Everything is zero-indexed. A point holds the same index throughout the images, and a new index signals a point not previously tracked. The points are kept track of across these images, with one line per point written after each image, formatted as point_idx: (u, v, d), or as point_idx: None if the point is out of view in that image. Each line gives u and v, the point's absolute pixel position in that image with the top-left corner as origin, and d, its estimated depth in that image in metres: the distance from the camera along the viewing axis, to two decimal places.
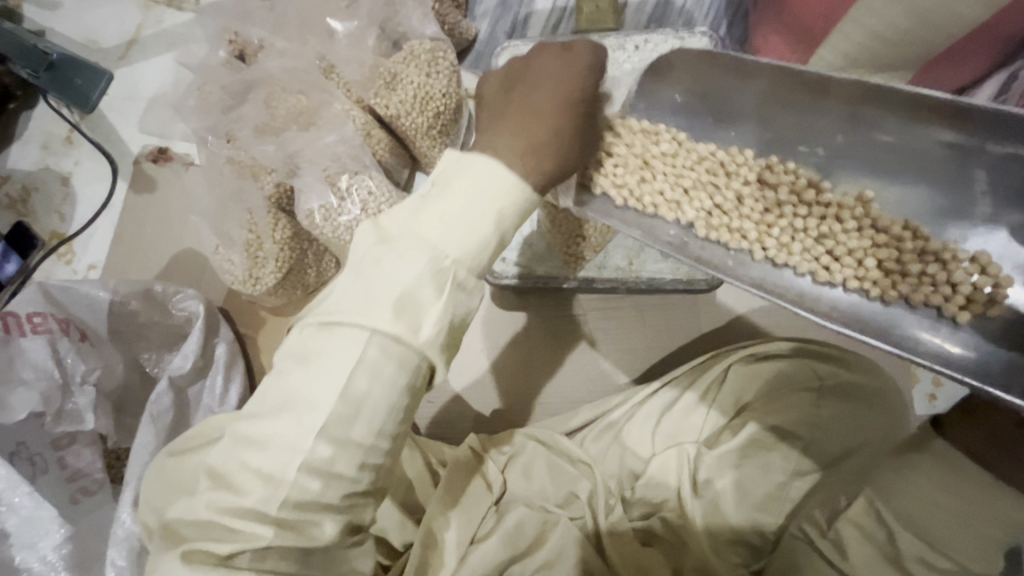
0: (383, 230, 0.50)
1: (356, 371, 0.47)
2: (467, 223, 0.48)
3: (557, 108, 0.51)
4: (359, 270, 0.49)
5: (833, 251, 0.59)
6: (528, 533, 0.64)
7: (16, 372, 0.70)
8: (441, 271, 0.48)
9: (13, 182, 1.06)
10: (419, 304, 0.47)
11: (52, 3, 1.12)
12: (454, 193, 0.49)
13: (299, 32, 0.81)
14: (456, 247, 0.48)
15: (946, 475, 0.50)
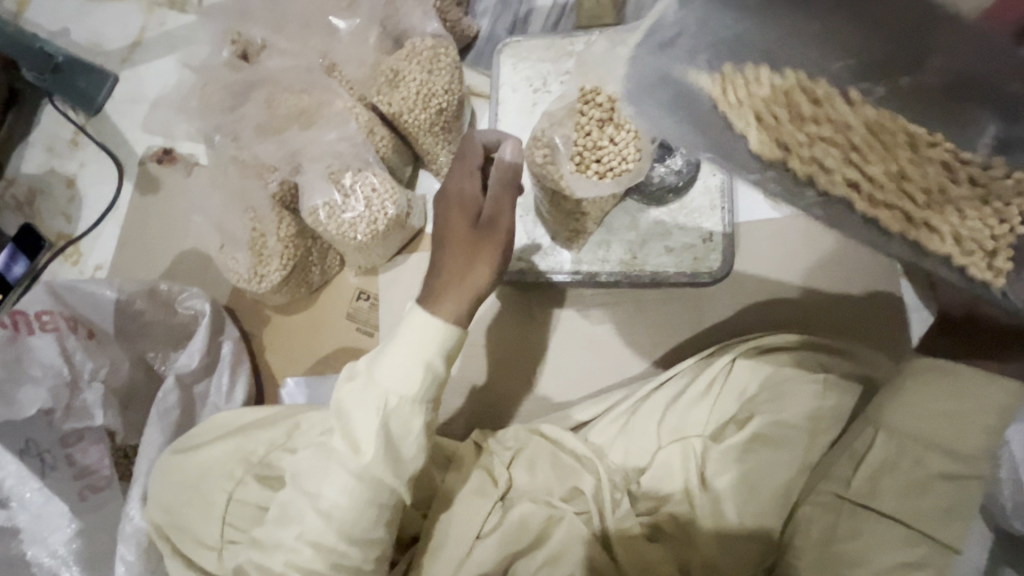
0: (353, 368, 0.59)
1: (328, 484, 0.56)
2: (403, 366, 0.56)
3: (475, 249, 0.59)
4: (336, 405, 0.58)
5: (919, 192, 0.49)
6: (532, 527, 0.64)
7: (25, 369, 0.71)
8: (394, 408, 0.55)
9: (19, 184, 1.07)
10: (363, 432, 0.56)
11: (56, 7, 1.13)
12: (399, 338, 0.57)
13: (301, 31, 0.81)
14: (403, 391, 0.55)
15: (944, 387, 0.55)
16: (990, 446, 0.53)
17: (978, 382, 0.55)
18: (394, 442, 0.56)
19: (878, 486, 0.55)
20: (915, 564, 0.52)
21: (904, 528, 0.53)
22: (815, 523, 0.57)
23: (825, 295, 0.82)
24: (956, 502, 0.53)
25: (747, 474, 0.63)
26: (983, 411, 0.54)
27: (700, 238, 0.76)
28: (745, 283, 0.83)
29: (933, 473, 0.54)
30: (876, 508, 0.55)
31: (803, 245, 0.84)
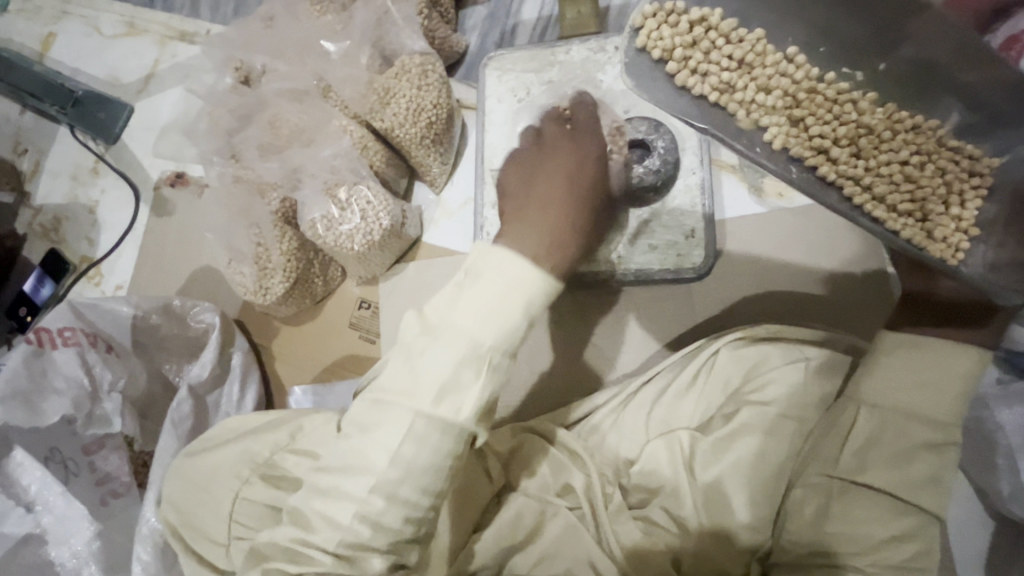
0: (426, 320, 0.56)
1: (405, 438, 0.52)
2: (497, 314, 0.53)
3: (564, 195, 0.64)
4: (406, 355, 0.55)
5: (880, 175, 0.57)
6: (526, 521, 0.66)
7: (49, 381, 0.74)
8: (473, 356, 0.53)
9: (45, 213, 1.14)
10: (460, 389, 0.53)
11: (77, 45, 1.21)
12: (485, 284, 0.54)
13: (297, 55, 0.86)
14: (476, 332, 0.53)
15: (918, 355, 0.56)
16: (961, 409, 0.55)
17: (939, 348, 0.56)
18: (458, 390, 0.53)
19: (866, 460, 0.55)
20: (907, 536, 0.53)
21: (894, 500, 0.54)
22: (808, 509, 0.56)
23: (810, 286, 0.83)
24: (938, 468, 0.54)
25: (734, 465, 0.63)
26: (950, 375, 0.55)
27: (683, 235, 0.78)
28: (733, 277, 0.85)
29: (914, 443, 0.54)
30: (865, 483, 0.54)
31: (791, 237, 0.85)
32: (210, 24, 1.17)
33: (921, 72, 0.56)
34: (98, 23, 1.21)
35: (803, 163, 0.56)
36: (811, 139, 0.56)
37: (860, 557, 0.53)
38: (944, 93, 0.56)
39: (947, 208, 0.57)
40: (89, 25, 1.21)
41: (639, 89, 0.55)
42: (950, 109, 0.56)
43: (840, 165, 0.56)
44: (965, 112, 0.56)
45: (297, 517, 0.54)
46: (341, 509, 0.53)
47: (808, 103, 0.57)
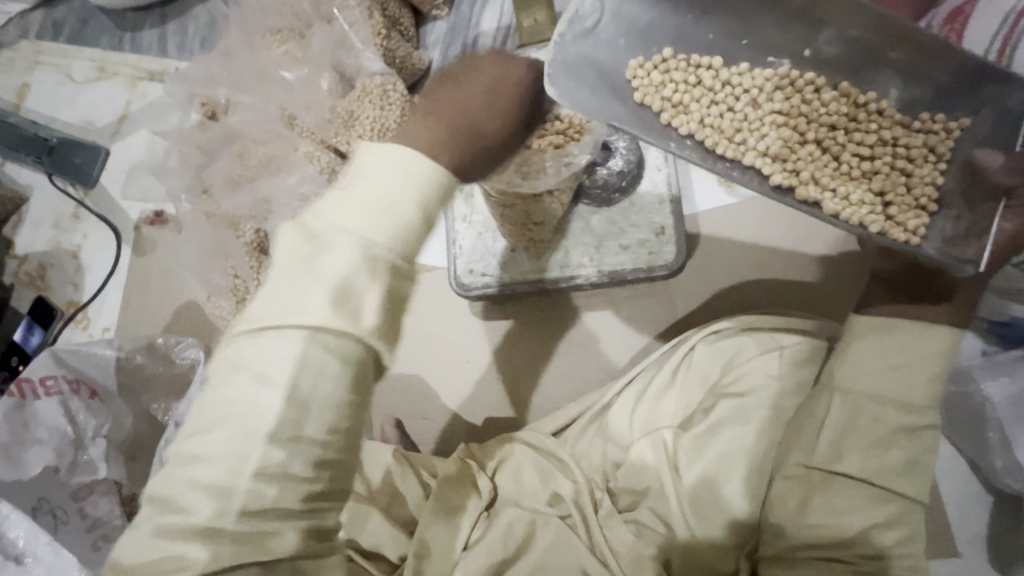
0: (306, 228, 0.42)
1: (298, 372, 0.40)
2: (394, 210, 0.41)
3: (482, 76, 0.45)
4: (287, 276, 0.41)
5: (819, 163, 0.57)
6: (517, 534, 0.65)
7: (32, 432, 0.75)
8: (371, 259, 0.41)
9: (29, 261, 1.14)
10: (364, 300, 0.41)
11: (51, 94, 1.22)
12: (373, 179, 0.42)
13: (258, 86, 0.87)
14: (368, 228, 0.41)
15: (889, 340, 0.55)
16: (936, 390, 0.54)
17: (909, 327, 0.55)
18: (354, 297, 0.41)
19: (842, 448, 0.54)
20: (887, 523, 0.52)
21: (871, 488, 0.53)
22: (789, 501, 0.55)
23: (783, 270, 0.83)
24: (914, 453, 0.54)
25: (717, 459, 0.62)
26: (927, 357, 0.54)
27: (653, 232, 0.78)
28: (708, 270, 0.84)
29: (889, 429, 0.54)
30: (843, 472, 0.54)
31: (761, 225, 0.85)
32: (178, 63, 1.18)
33: (856, 52, 0.56)
34: (69, 69, 1.23)
35: (740, 161, 0.56)
36: (746, 139, 0.57)
37: (841, 546, 0.52)
38: (884, 71, 0.56)
39: (901, 184, 0.57)
40: (60, 72, 1.23)
41: (571, 98, 0.50)
42: (888, 86, 0.57)
43: (779, 160, 0.57)
44: (903, 88, 0.56)
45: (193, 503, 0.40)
46: (221, 471, 0.40)
47: (741, 106, 0.58)
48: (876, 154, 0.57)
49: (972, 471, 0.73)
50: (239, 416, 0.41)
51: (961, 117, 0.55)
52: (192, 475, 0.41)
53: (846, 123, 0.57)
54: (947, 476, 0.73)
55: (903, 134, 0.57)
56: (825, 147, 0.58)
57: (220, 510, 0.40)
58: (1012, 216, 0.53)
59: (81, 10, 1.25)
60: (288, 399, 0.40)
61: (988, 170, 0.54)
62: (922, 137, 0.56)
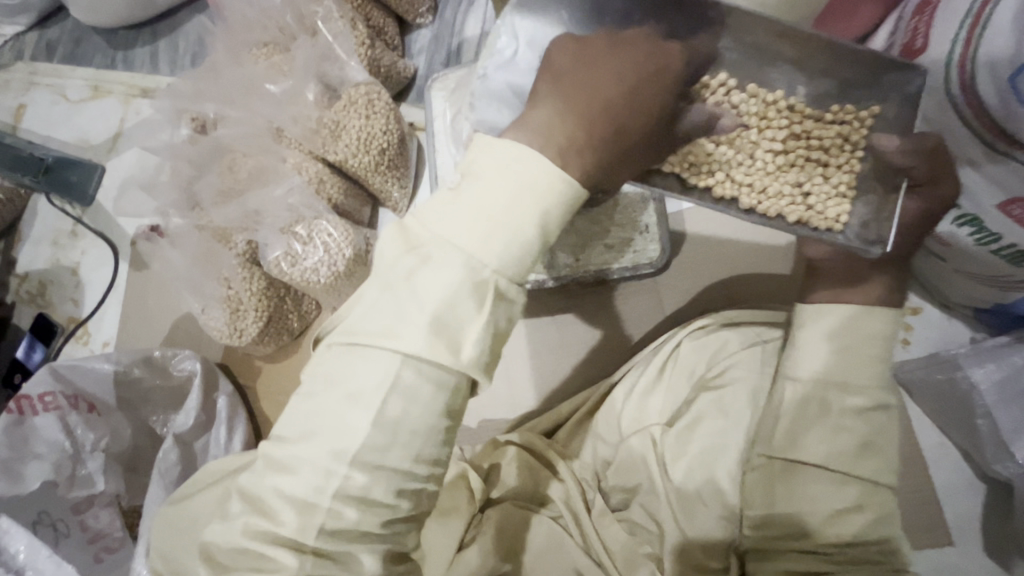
0: (412, 236, 0.43)
1: (389, 396, 0.42)
2: (504, 226, 0.41)
3: (620, 69, 0.43)
4: (388, 285, 0.43)
5: (733, 160, 0.55)
6: (511, 533, 0.65)
7: (30, 447, 0.76)
8: (477, 283, 0.41)
9: (30, 279, 1.16)
10: (459, 323, 0.41)
11: (47, 114, 1.24)
12: (488, 189, 0.42)
13: (244, 98, 0.88)
14: (478, 250, 0.41)
15: (830, 328, 0.56)
16: (880, 370, 0.55)
17: (847, 314, 0.55)
18: (456, 325, 0.41)
19: (798, 435, 0.55)
20: (853, 507, 0.53)
21: (832, 472, 0.53)
22: (757, 491, 0.56)
23: (770, 265, 0.84)
24: (870, 434, 0.54)
25: (701, 453, 0.63)
26: (869, 338, 0.55)
27: (638, 232, 0.79)
28: (694, 267, 0.85)
29: (839, 413, 0.54)
30: (800, 459, 0.54)
31: (745, 222, 0.86)
32: (169, 78, 1.20)
33: (757, 53, 0.53)
34: (63, 89, 1.24)
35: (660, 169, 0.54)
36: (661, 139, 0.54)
37: (810, 535, 0.53)
38: (786, 69, 0.54)
39: (818, 175, 0.56)
40: (55, 92, 1.25)
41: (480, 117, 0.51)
42: (793, 79, 0.54)
43: (694, 160, 0.54)
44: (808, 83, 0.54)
45: (297, 501, 0.43)
46: (306, 488, 0.43)
47: None
48: (789, 146, 0.56)
49: (962, 457, 0.74)
50: (326, 436, 0.43)
51: (871, 105, 0.54)
52: (276, 486, 0.44)
53: (755, 119, 0.55)
54: (937, 465, 0.74)
55: (815, 126, 0.55)
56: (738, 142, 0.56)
57: (301, 523, 0.43)
58: (916, 197, 0.57)
59: (73, 31, 1.27)
60: (378, 426, 0.42)
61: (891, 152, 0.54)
62: (835, 128, 0.54)
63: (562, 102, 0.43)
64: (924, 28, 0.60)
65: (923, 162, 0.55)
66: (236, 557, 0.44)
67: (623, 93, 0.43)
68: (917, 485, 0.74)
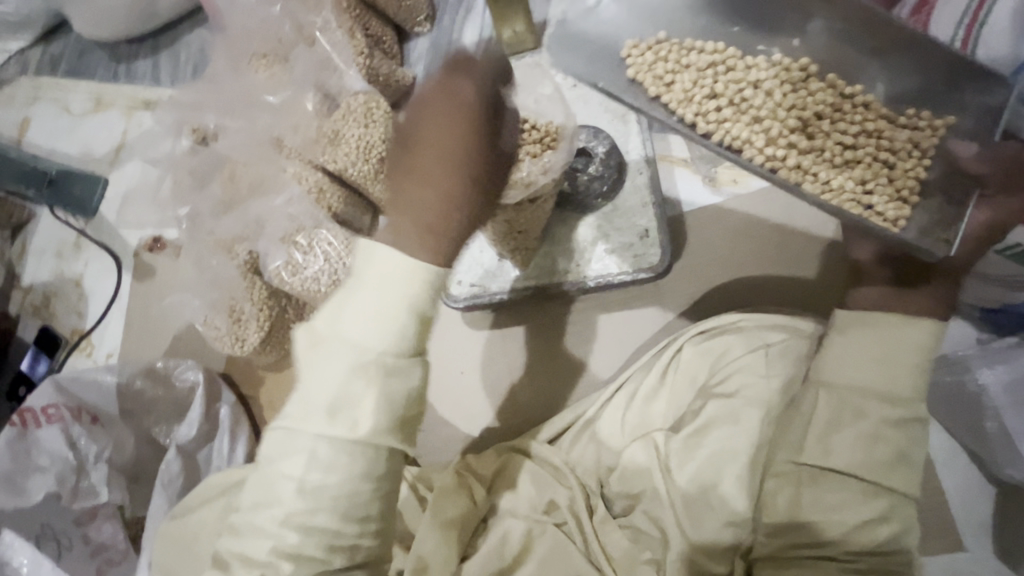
0: (314, 332, 0.49)
1: (307, 466, 0.47)
2: (380, 312, 0.47)
3: (441, 140, 0.46)
4: (302, 372, 0.49)
5: (811, 154, 0.62)
6: (514, 541, 0.65)
7: (33, 459, 0.76)
8: (361, 370, 0.47)
9: (34, 292, 1.17)
10: (353, 400, 0.47)
11: (50, 127, 1.25)
12: (365, 288, 0.47)
13: (244, 108, 0.88)
14: (364, 341, 0.47)
15: (872, 333, 0.55)
16: (917, 381, 0.54)
17: (888, 323, 0.55)
18: (348, 404, 0.47)
19: (831, 443, 0.54)
20: (878, 518, 0.52)
21: (862, 483, 0.53)
22: (779, 501, 0.55)
23: (774, 268, 0.83)
24: (902, 447, 0.53)
25: (709, 459, 0.62)
26: (907, 348, 0.54)
27: (638, 235, 0.78)
28: (696, 270, 0.85)
29: (874, 422, 0.53)
30: (832, 468, 0.53)
31: (748, 225, 0.85)
32: (170, 90, 1.21)
33: (844, 40, 0.62)
34: (66, 102, 1.26)
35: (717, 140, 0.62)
36: (714, 113, 0.63)
37: (833, 544, 0.52)
38: (871, 62, 0.62)
39: (885, 175, 0.61)
40: (58, 106, 1.26)
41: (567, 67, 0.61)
42: (875, 80, 0.62)
43: (757, 140, 0.61)
44: (890, 83, 0.62)
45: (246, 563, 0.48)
46: (251, 549, 0.48)
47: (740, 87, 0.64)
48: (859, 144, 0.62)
49: (973, 462, 0.73)
50: (260, 503, 0.49)
51: (950, 116, 0.60)
52: (233, 549, 0.50)
53: (829, 113, 0.63)
54: (946, 469, 0.73)
55: (888, 128, 0.61)
56: (810, 132, 0.63)
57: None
58: (986, 207, 0.57)
59: (77, 45, 1.28)
60: (300, 493, 0.47)
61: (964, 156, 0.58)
62: (906, 132, 0.60)
63: (407, 192, 0.47)
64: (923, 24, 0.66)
65: (1000, 169, 0.56)
66: None
67: (445, 178, 0.46)
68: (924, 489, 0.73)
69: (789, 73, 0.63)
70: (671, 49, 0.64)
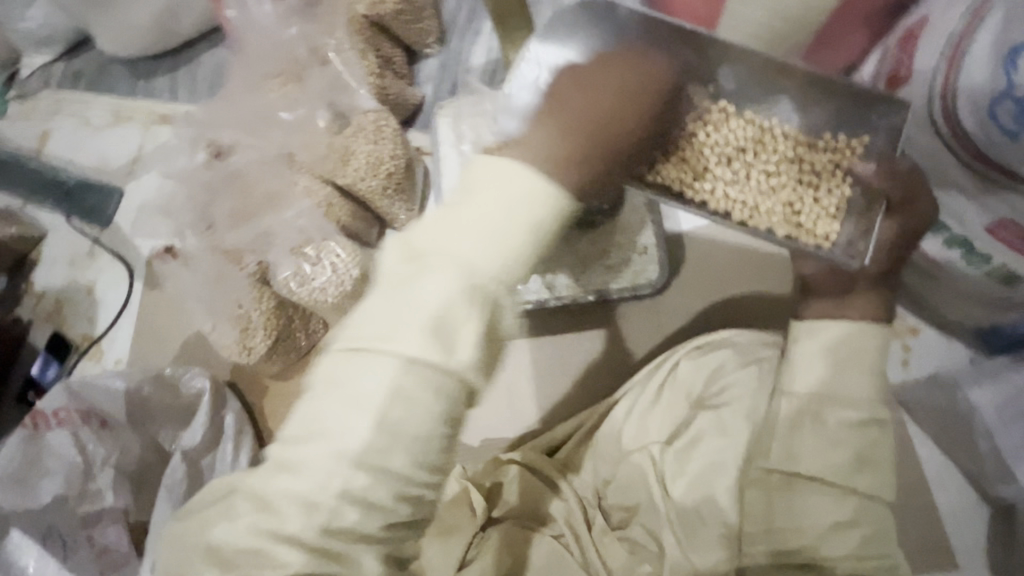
0: (411, 246, 0.45)
1: (390, 401, 0.42)
2: (496, 235, 0.43)
3: (610, 82, 0.46)
4: (388, 292, 0.44)
5: (738, 187, 0.59)
6: (512, 552, 0.66)
7: (43, 461, 0.79)
8: (472, 289, 0.43)
9: (46, 298, 1.19)
10: (457, 325, 0.43)
11: (68, 140, 1.29)
12: (480, 200, 0.43)
13: (258, 126, 0.91)
14: (476, 257, 0.43)
15: (826, 340, 0.56)
16: (872, 385, 0.55)
17: (844, 325, 0.56)
18: (451, 329, 0.43)
19: (796, 448, 0.54)
20: (850, 522, 0.53)
21: (832, 487, 0.53)
22: (756, 507, 0.57)
23: (769, 284, 0.85)
24: (865, 449, 0.54)
25: (698, 471, 0.64)
26: (859, 350, 0.55)
27: (636, 253, 0.81)
28: (693, 287, 0.86)
29: (834, 427, 0.54)
30: (798, 474, 0.54)
31: (745, 244, 0.87)
32: (188, 106, 1.25)
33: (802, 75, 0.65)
34: (86, 115, 1.30)
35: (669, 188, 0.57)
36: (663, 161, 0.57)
37: (810, 548, 0.53)
38: None
39: (812, 198, 0.59)
40: (78, 119, 1.30)
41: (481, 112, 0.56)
42: None
43: (694, 182, 0.58)
44: None
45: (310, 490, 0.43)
46: (339, 465, 0.43)
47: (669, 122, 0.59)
48: (783, 171, 0.60)
49: (967, 480, 0.73)
50: (326, 439, 0.43)
51: (861, 136, 0.58)
52: (284, 487, 0.44)
53: (754, 144, 0.59)
54: (943, 486, 0.74)
55: (808, 152, 0.59)
56: (740, 165, 0.59)
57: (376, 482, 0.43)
58: (894, 216, 0.60)
59: (98, 61, 1.33)
60: (380, 430, 0.43)
61: (869, 175, 0.58)
62: (826, 155, 0.59)
63: (556, 121, 0.45)
64: (904, 67, 0.62)
65: (901, 184, 0.58)
66: (244, 555, 0.45)
67: (607, 115, 0.45)
68: (919, 508, 0.73)
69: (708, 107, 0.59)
70: None
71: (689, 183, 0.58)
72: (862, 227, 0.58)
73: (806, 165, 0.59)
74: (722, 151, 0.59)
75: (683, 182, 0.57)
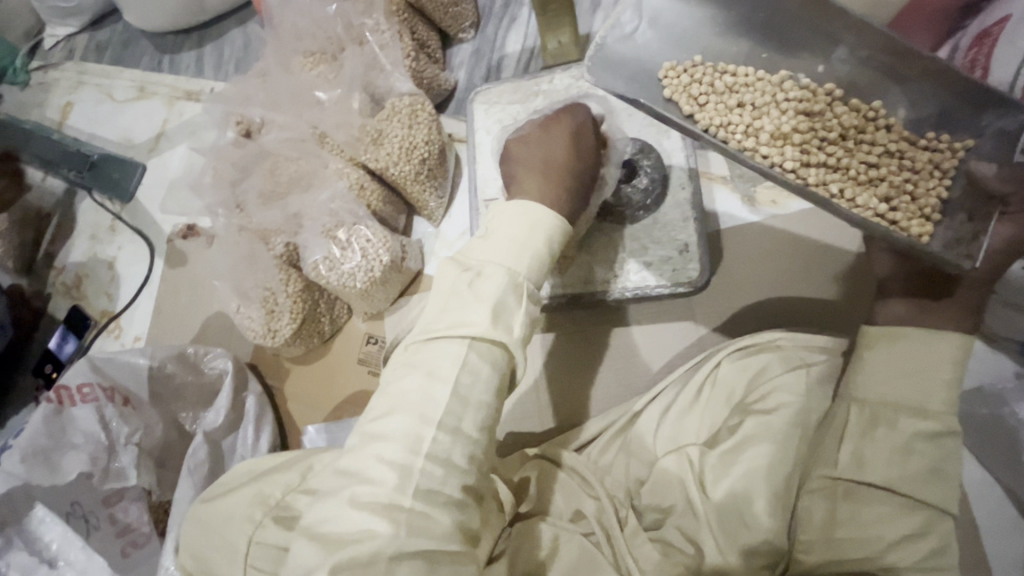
0: (461, 263, 0.58)
1: (461, 371, 0.52)
2: (527, 247, 0.57)
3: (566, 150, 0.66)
4: (449, 297, 0.56)
5: (833, 172, 0.62)
6: (540, 547, 0.63)
7: (68, 437, 0.78)
8: (515, 286, 0.56)
9: (66, 272, 1.18)
10: (508, 311, 0.55)
11: (91, 113, 1.27)
12: (513, 226, 0.58)
13: (292, 106, 0.90)
14: (513, 262, 0.56)
15: (897, 349, 0.57)
16: (949, 395, 0.55)
17: (921, 332, 0.57)
18: (505, 311, 0.55)
19: (865, 456, 0.55)
20: (918, 533, 0.52)
21: (899, 497, 0.54)
22: (815, 519, 0.56)
23: (809, 287, 0.83)
24: (937, 460, 0.54)
25: (745, 476, 0.61)
26: (936, 361, 0.56)
27: (677, 249, 0.79)
28: (730, 287, 0.85)
29: (907, 435, 0.55)
30: (866, 482, 0.55)
31: (782, 246, 0.85)
32: (214, 82, 1.23)
33: (870, 68, 0.62)
34: (109, 88, 1.28)
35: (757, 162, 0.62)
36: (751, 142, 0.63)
37: (877, 561, 0.53)
38: (893, 88, 0.62)
39: (908, 194, 0.60)
40: (101, 92, 1.28)
41: (601, 81, 0.60)
42: (896, 104, 0.63)
43: (784, 160, 0.62)
44: (911, 108, 0.62)
45: (382, 469, 0.50)
46: (402, 449, 0.50)
47: (769, 109, 0.65)
48: (882, 163, 0.62)
49: (1008, 497, 0.72)
50: (409, 408, 0.52)
51: (964, 138, 0.60)
52: (375, 458, 0.50)
53: (854, 134, 0.63)
54: (982, 503, 0.72)
55: (910, 149, 0.62)
56: (837, 154, 0.63)
57: (401, 481, 0.49)
58: (1008, 222, 0.56)
59: (123, 35, 1.31)
60: (453, 389, 0.52)
61: (987, 178, 0.57)
62: (927, 154, 0.61)
63: (542, 180, 0.63)
64: (982, 60, 0.65)
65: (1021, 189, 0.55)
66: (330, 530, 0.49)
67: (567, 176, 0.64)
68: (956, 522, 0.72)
69: (814, 96, 0.64)
70: (704, 73, 0.65)
71: (778, 160, 0.62)
72: (962, 227, 0.58)
73: (909, 162, 0.62)
74: (822, 138, 0.63)
75: (770, 159, 0.62)
